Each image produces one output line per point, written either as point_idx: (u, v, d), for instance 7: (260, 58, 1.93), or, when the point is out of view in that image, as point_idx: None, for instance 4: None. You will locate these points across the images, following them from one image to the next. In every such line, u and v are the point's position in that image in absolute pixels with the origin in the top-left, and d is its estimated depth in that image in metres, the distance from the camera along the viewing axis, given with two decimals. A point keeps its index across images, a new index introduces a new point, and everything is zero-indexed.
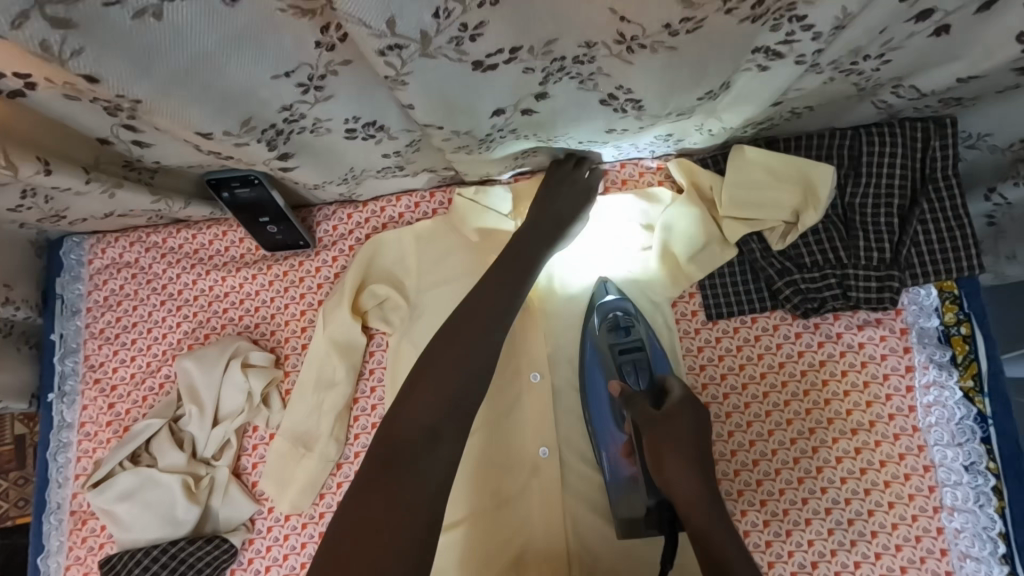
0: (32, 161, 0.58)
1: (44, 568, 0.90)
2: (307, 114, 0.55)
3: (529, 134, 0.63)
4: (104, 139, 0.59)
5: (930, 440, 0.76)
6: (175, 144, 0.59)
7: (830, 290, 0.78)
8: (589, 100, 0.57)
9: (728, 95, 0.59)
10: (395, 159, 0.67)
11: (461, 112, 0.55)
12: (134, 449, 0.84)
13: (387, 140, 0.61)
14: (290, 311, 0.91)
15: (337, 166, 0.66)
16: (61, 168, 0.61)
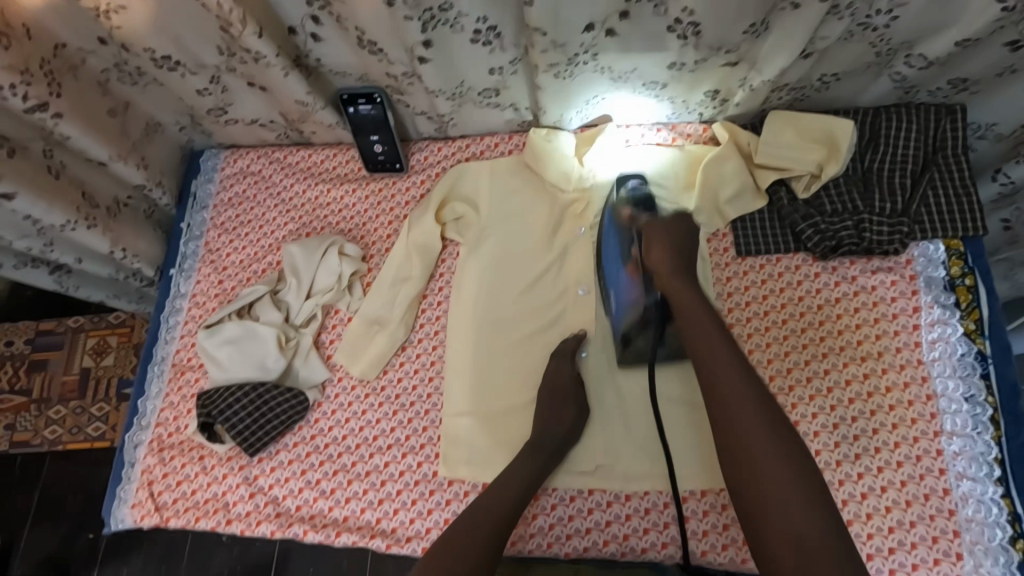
0: (252, 23, 0.79)
1: (142, 409, 1.04)
2: (455, 6, 0.76)
3: (606, 65, 0.87)
4: (294, 27, 0.84)
5: (933, 372, 0.84)
6: (344, 38, 0.86)
7: (849, 233, 0.89)
8: (660, 26, 0.81)
9: (768, 38, 0.81)
10: (497, 78, 0.90)
11: (566, 20, 0.78)
12: (238, 308, 1.00)
13: (498, 51, 0.84)
14: (380, 221, 1.08)
15: (453, 76, 0.88)
16: (266, 36, 0.81)
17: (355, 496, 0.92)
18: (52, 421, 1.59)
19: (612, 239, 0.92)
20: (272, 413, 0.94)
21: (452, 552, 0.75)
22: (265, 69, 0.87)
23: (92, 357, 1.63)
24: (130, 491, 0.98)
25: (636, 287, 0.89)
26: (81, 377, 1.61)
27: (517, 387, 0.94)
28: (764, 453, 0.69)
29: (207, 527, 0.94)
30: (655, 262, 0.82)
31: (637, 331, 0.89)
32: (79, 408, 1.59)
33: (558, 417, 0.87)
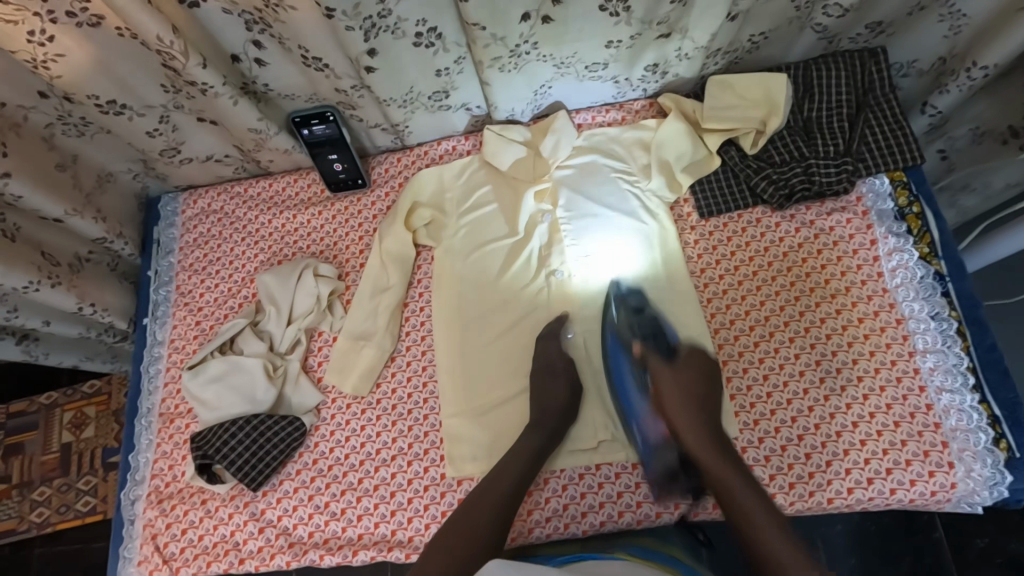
0: (194, 55, 0.79)
1: (134, 463, 1.01)
2: (393, 13, 0.79)
3: (547, 54, 0.91)
4: (237, 55, 0.86)
5: (899, 298, 0.89)
6: (286, 58, 0.87)
7: (799, 180, 0.94)
8: (592, 7, 0.84)
9: (694, 7, 0.85)
10: (445, 80, 0.93)
11: (502, 11, 0.81)
12: (220, 344, 0.99)
13: (442, 51, 0.87)
14: (350, 238, 1.09)
15: (402, 84, 0.91)
16: (210, 66, 0.82)
17: (367, 512, 0.92)
18: (37, 504, 1.52)
19: (624, 367, 0.92)
20: (270, 443, 0.93)
21: (452, 542, 0.78)
22: (215, 99, 0.87)
23: (72, 431, 1.57)
24: (134, 548, 0.95)
25: (658, 425, 0.90)
26: (64, 453, 1.56)
27: (512, 378, 0.96)
28: (778, 542, 0.74)
29: (220, 570, 0.92)
30: (672, 405, 0.86)
31: (659, 443, 0.89)
32: (65, 486, 1.53)
33: (555, 397, 0.89)
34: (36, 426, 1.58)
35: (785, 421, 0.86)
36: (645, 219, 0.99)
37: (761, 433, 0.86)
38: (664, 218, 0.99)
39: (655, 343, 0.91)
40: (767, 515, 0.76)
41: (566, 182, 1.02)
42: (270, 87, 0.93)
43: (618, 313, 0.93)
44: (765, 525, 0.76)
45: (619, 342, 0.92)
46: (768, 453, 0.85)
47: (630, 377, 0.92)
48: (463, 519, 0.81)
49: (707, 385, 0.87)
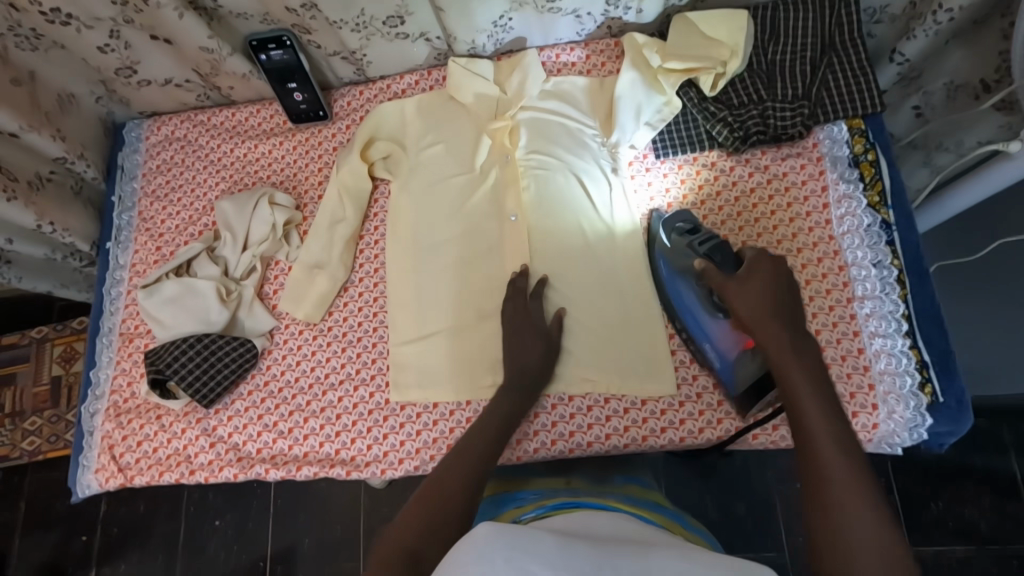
0: None
1: (95, 379, 1.05)
2: None
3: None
4: None
5: (843, 245, 0.89)
6: None
7: (754, 122, 0.93)
8: None
9: None
10: (396, 4, 0.92)
11: None
12: (176, 266, 1.01)
13: None
14: (310, 169, 1.09)
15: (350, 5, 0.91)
16: None
17: (313, 432, 0.95)
18: (29, 433, 1.58)
19: (684, 286, 0.87)
20: (221, 363, 0.95)
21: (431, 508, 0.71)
22: (158, 10, 0.89)
23: (61, 364, 1.62)
24: (91, 458, 0.99)
25: (733, 333, 0.82)
26: (53, 384, 1.61)
27: (459, 310, 0.97)
28: (844, 493, 0.64)
29: (172, 480, 0.96)
30: (741, 292, 0.80)
31: (739, 356, 0.81)
32: (55, 417, 1.58)
33: (527, 352, 0.87)
34: (26, 358, 1.63)
35: None
36: (603, 162, 0.99)
37: (695, 371, 0.89)
38: (619, 164, 0.99)
39: (715, 257, 0.83)
40: (844, 456, 0.67)
41: (529, 122, 1.02)
42: (221, 4, 0.92)
43: (671, 235, 0.90)
44: (837, 467, 0.66)
45: (673, 264, 0.89)
46: (700, 389, 0.88)
47: (690, 294, 0.87)
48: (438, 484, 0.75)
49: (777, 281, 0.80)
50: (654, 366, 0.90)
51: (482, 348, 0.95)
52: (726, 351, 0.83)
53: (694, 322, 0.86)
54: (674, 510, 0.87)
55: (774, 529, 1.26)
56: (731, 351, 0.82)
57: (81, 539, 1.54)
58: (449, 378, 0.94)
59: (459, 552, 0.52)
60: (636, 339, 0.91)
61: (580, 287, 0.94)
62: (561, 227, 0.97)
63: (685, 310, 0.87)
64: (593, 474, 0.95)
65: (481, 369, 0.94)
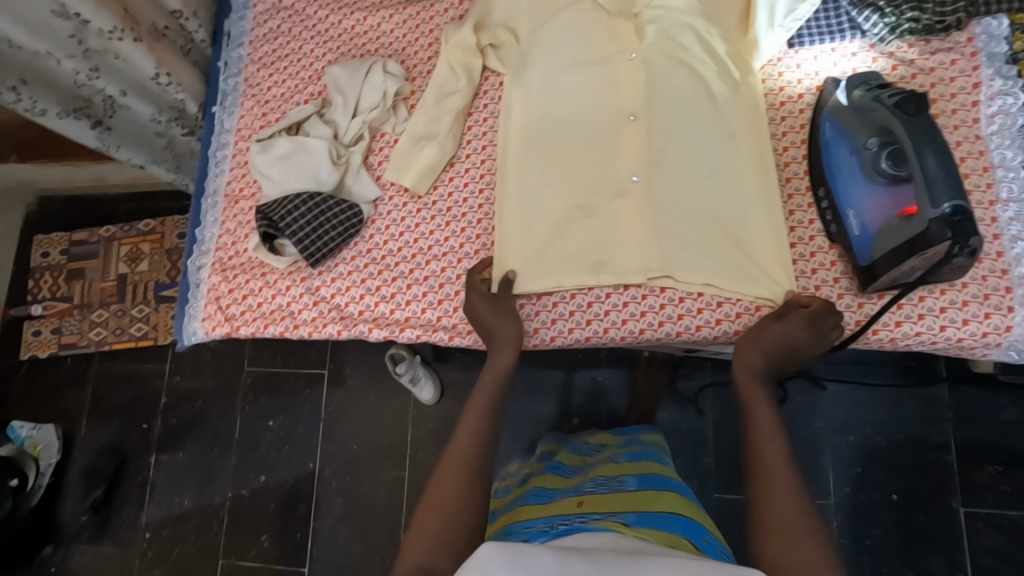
0: None
1: (200, 237, 1.07)
2: None
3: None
4: None
5: (991, 145, 0.84)
6: None
7: (908, 7, 0.85)
8: None
9: None
10: None
11: None
12: (288, 126, 1.01)
13: None
14: (419, 44, 1.07)
15: None
16: None
17: (415, 298, 0.96)
18: (96, 324, 1.62)
19: (843, 153, 0.83)
20: (330, 225, 0.96)
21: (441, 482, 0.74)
22: None
23: (127, 263, 1.64)
24: (198, 307, 1.02)
25: (891, 202, 0.78)
26: (118, 283, 1.63)
27: (568, 195, 0.95)
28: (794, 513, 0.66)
29: (276, 332, 0.99)
30: (782, 323, 0.81)
31: (887, 225, 0.77)
32: (119, 312, 1.61)
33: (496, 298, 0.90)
34: (94, 255, 1.65)
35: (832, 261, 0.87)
36: (730, 67, 0.95)
37: (815, 265, 0.87)
38: (751, 69, 0.95)
39: (909, 108, 0.76)
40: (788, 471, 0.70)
41: (656, 21, 0.98)
42: None
43: (853, 95, 0.82)
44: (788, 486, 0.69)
45: (840, 126, 0.83)
46: (819, 282, 0.86)
47: (849, 161, 0.82)
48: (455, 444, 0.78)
49: (817, 342, 0.81)
50: (777, 266, 0.87)
51: (588, 240, 0.93)
52: (868, 223, 0.79)
53: (846, 191, 0.82)
54: (686, 518, 0.82)
55: (821, 476, 1.28)
56: (881, 218, 0.78)
57: (142, 426, 1.57)
58: (555, 263, 0.93)
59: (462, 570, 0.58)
60: (750, 240, 0.89)
61: (693, 179, 0.92)
62: (680, 122, 0.94)
63: (838, 174, 0.83)
64: (605, 484, 0.90)
65: (588, 253, 0.93)
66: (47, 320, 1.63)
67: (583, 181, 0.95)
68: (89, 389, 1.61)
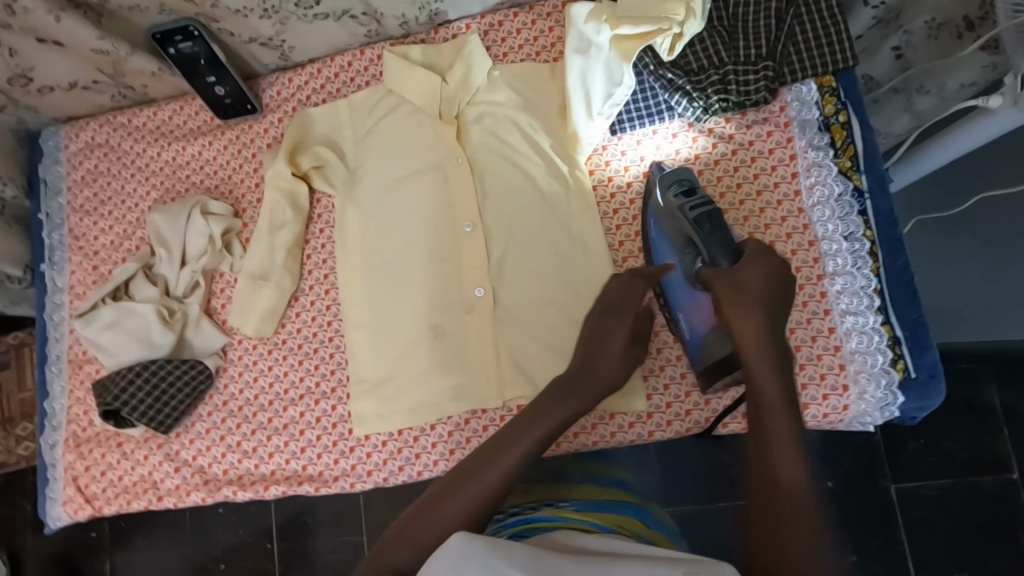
0: None
1: (50, 410, 1.01)
2: None
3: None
4: None
5: (813, 218, 0.84)
6: None
7: (715, 89, 0.85)
8: None
9: None
10: None
11: None
12: (113, 289, 0.95)
13: None
14: (245, 171, 1.01)
15: None
16: None
17: (278, 449, 0.93)
18: (24, 438, 1.42)
19: (668, 254, 0.84)
20: (175, 389, 0.92)
21: (454, 495, 0.61)
22: (30, 14, 0.81)
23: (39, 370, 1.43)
24: (57, 490, 0.97)
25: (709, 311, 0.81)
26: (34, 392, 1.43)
27: (415, 320, 0.92)
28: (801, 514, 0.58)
29: (141, 507, 0.95)
30: (737, 311, 0.72)
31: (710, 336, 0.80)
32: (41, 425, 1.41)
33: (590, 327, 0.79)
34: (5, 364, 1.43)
35: (673, 359, 0.85)
36: (558, 162, 0.92)
37: (663, 362, 0.85)
38: (578, 162, 0.92)
39: (706, 227, 0.78)
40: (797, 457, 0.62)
41: (479, 119, 0.94)
42: None
43: (665, 196, 0.82)
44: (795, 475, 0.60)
45: (661, 227, 0.83)
46: (668, 381, 0.85)
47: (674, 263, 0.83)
48: (483, 457, 0.65)
49: (777, 296, 0.74)
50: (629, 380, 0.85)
51: (441, 367, 0.90)
52: (697, 327, 0.82)
53: (676, 298, 0.83)
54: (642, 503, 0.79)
55: None
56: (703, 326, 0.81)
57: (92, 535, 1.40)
58: (410, 400, 0.90)
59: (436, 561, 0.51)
60: None
61: (534, 287, 0.90)
62: (515, 229, 0.91)
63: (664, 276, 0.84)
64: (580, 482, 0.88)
65: (442, 382, 0.90)
66: None
67: (426, 306, 0.92)
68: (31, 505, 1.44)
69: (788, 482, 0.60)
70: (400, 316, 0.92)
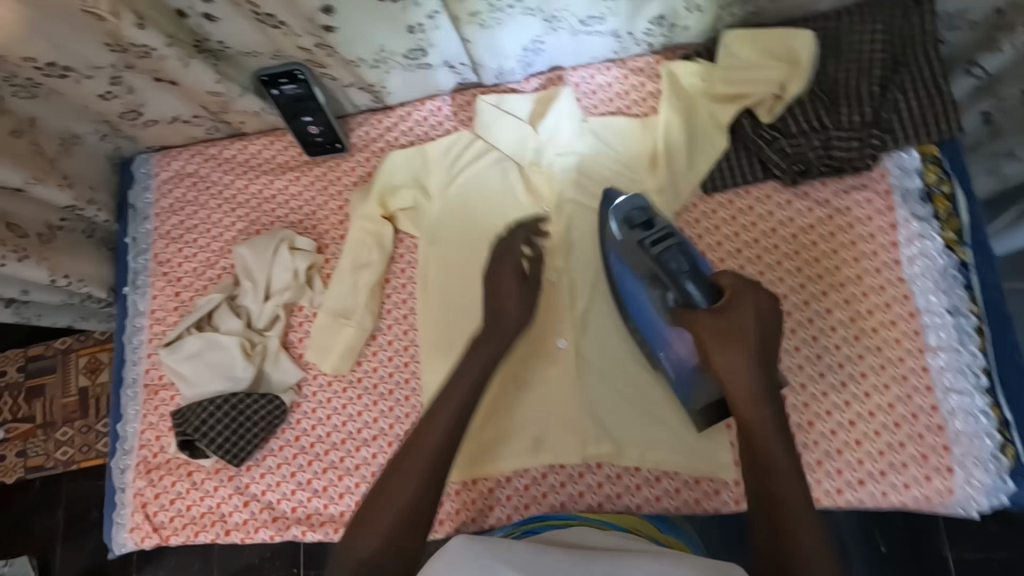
0: (129, 14, 0.77)
1: (123, 433, 1.02)
2: None
3: (534, 7, 0.84)
4: (182, 11, 0.81)
5: (915, 288, 0.82)
6: (236, 15, 0.81)
7: (816, 156, 0.84)
8: None
9: None
10: (418, 38, 0.86)
11: None
12: (198, 318, 0.96)
13: (411, 6, 0.81)
14: (329, 207, 1.03)
15: (368, 45, 0.86)
16: (149, 28, 0.80)
17: (349, 490, 0.92)
18: (62, 443, 1.43)
19: (639, 289, 0.83)
20: (251, 422, 0.92)
21: (389, 495, 0.70)
22: (161, 62, 0.85)
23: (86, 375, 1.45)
24: (125, 516, 0.98)
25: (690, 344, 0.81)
26: (80, 397, 1.45)
27: (495, 367, 0.91)
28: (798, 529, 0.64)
29: (207, 539, 0.94)
30: (724, 350, 0.73)
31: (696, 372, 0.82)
32: (85, 428, 1.42)
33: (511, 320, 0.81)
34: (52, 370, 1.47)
35: None
36: None
37: None
38: (668, 218, 0.90)
39: (671, 259, 0.79)
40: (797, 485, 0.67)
41: (567, 170, 0.94)
42: (226, 45, 0.87)
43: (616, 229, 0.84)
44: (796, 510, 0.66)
45: (619, 258, 0.84)
46: None
47: (645, 297, 0.83)
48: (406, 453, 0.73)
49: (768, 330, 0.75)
50: (716, 444, 0.84)
51: (519, 419, 0.89)
52: (684, 362, 0.82)
53: (652, 333, 0.83)
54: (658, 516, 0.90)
55: None
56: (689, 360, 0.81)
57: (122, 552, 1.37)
58: (488, 452, 0.88)
59: (435, 563, 0.59)
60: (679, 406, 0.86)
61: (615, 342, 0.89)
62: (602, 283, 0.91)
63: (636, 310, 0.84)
64: None
65: (522, 435, 0.89)
66: (11, 443, 1.45)
67: (508, 356, 0.91)
68: (63, 511, 1.42)
69: (787, 518, 0.65)
70: (481, 366, 0.92)
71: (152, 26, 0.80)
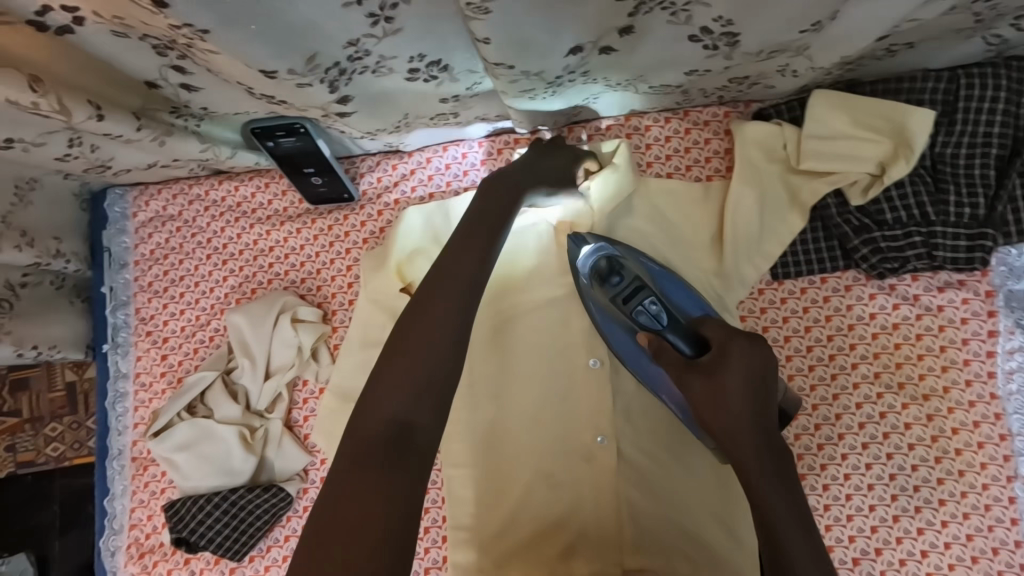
0: (82, 107, 0.65)
1: (110, 510, 0.93)
2: (373, 52, 0.60)
3: (600, 77, 0.70)
4: (153, 83, 0.67)
5: (1009, 408, 0.72)
6: (220, 86, 0.66)
7: (916, 255, 0.73)
8: (679, 36, 0.63)
9: (827, 33, 0.63)
10: (452, 105, 0.74)
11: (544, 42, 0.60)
12: (189, 399, 0.87)
13: (447, 82, 0.68)
14: (336, 267, 0.89)
15: (391, 114, 0.73)
16: (110, 114, 0.68)
17: None
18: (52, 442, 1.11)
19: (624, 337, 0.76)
20: (252, 518, 0.83)
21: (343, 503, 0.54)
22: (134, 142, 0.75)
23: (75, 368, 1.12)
24: None
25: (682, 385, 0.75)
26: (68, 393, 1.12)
27: (525, 466, 0.80)
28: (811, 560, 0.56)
29: None
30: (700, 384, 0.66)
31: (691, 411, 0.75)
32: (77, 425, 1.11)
33: (472, 278, 0.66)
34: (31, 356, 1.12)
35: None
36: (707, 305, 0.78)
37: None
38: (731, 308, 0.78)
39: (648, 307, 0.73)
40: (796, 519, 0.59)
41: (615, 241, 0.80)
42: (209, 110, 0.72)
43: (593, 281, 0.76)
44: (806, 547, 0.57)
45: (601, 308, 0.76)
46: None
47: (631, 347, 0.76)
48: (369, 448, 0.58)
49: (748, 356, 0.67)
50: None
51: (552, 522, 0.78)
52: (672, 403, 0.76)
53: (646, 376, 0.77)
54: None
55: None
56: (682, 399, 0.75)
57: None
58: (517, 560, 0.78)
59: None
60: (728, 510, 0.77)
61: (662, 443, 0.80)
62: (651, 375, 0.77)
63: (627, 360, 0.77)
64: None
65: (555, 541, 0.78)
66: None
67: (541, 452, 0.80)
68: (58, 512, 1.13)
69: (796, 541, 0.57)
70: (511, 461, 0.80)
71: (113, 111, 0.68)
